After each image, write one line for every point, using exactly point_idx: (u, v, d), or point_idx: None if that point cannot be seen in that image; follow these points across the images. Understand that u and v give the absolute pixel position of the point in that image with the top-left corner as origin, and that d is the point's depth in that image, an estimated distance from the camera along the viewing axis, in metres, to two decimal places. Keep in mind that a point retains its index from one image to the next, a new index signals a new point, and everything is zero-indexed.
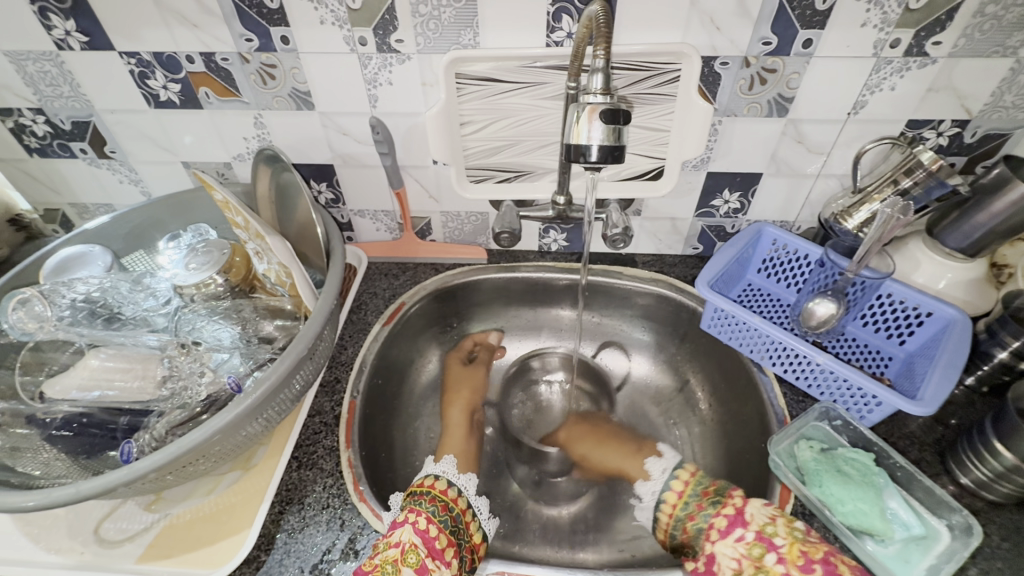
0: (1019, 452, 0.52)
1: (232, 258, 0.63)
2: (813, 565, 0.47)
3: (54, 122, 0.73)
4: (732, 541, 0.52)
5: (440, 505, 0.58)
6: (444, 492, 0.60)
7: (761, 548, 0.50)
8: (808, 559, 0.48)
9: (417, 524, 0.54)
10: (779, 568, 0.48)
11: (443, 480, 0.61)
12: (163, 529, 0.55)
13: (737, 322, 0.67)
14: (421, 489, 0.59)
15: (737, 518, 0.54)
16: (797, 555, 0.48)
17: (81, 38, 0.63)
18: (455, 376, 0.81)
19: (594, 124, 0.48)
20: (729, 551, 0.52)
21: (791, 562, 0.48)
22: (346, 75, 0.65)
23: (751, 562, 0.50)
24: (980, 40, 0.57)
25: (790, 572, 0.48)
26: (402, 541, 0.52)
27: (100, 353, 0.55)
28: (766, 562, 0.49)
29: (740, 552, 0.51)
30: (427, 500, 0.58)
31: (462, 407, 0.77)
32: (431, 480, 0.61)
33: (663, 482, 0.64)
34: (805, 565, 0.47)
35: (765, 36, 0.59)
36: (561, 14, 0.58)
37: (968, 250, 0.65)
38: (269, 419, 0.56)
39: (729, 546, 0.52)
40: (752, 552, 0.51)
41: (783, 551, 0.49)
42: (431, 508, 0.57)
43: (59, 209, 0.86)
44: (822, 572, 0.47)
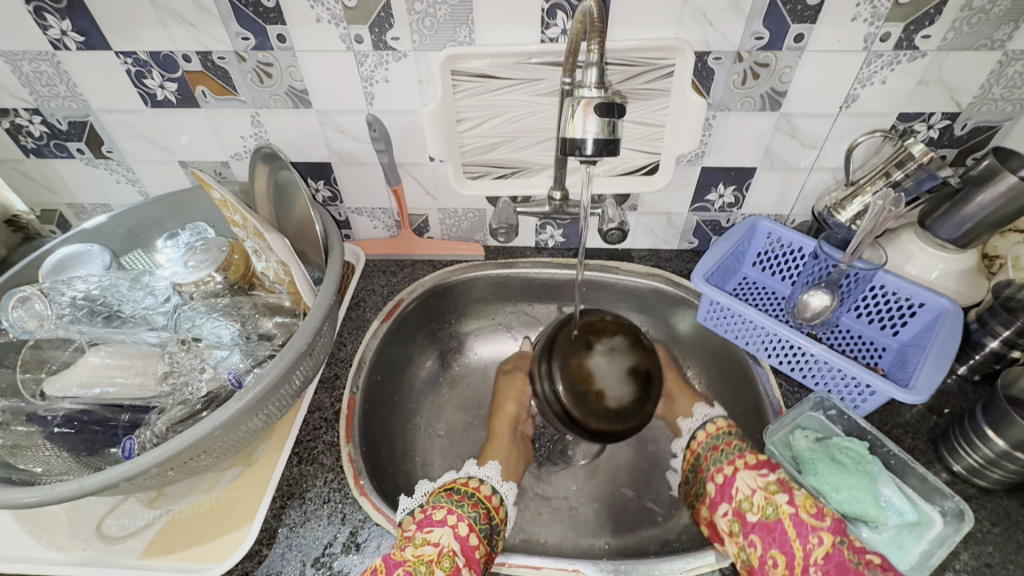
0: (1009, 438, 0.53)
1: (231, 256, 0.64)
2: (824, 517, 0.51)
3: (51, 122, 0.73)
4: (756, 474, 0.57)
5: (481, 512, 0.59)
6: (487, 498, 0.62)
7: (779, 488, 0.55)
8: (821, 510, 0.52)
9: (456, 529, 0.55)
10: (789, 507, 0.53)
11: (487, 486, 0.63)
12: (166, 525, 0.55)
13: (732, 314, 0.67)
14: (465, 492, 0.61)
15: (766, 462, 0.58)
16: (811, 505, 0.52)
17: (78, 37, 0.63)
18: (503, 385, 0.80)
19: (589, 118, 0.49)
20: (749, 480, 0.57)
21: (804, 507, 0.52)
22: (342, 73, 0.65)
23: (765, 494, 0.55)
24: (969, 33, 0.58)
25: (800, 513, 0.52)
26: (441, 543, 0.52)
27: (101, 352, 0.55)
28: (778, 498, 0.54)
29: (758, 484, 0.56)
30: (469, 504, 0.59)
31: (509, 418, 0.76)
32: (475, 483, 0.63)
33: (698, 423, 0.69)
34: (816, 513, 0.52)
35: (757, 31, 0.59)
36: (555, 11, 0.59)
37: (959, 241, 0.66)
38: (269, 415, 0.57)
39: (751, 475, 0.57)
40: (769, 487, 0.55)
41: (797, 497, 0.53)
42: (472, 514, 0.57)
43: (56, 210, 0.86)
44: (831, 523, 0.50)
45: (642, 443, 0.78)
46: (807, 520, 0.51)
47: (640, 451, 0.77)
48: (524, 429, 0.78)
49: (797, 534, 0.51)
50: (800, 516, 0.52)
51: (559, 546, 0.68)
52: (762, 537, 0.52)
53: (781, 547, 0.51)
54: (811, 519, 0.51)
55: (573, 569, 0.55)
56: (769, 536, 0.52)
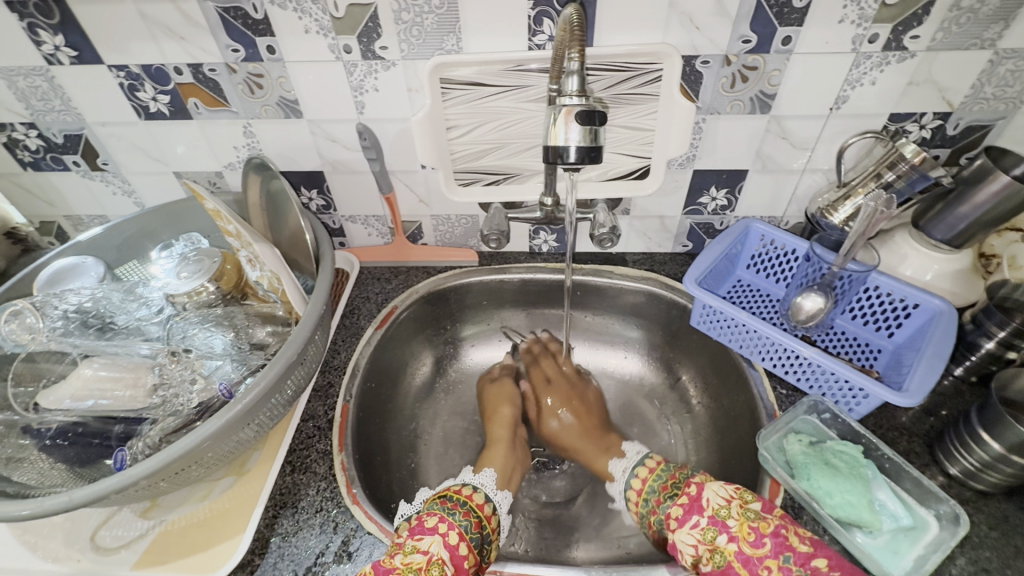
0: (1004, 441, 0.52)
1: (223, 266, 0.64)
2: (763, 540, 0.49)
3: (47, 136, 0.74)
4: (688, 529, 0.54)
5: (474, 521, 0.57)
6: (480, 507, 0.60)
7: (715, 531, 0.51)
8: (759, 534, 0.49)
9: (447, 538, 0.53)
10: (732, 546, 0.50)
11: (480, 493, 0.62)
12: (159, 536, 0.55)
13: (724, 318, 0.67)
14: (458, 500, 0.59)
15: (693, 505, 0.55)
16: (749, 532, 0.50)
17: (71, 52, 0.64)
18: (494, 394, 0.80)
19: (570, 126, 0.49)
20: (687, 539, 0.53)
21: (743, 539, 0.50)
22: (332, 83, 0.66)
23: (707, 545, 0.52)
24: (958, 33, 0.58)
25: (743, 549, 0.49)
26: (430, 551, 0.51)
27: (94, 363, 0.56)
28: (720, 543, 0.51)
29: (697, 539, 0.53)
30: (461, 513, 0.57)
31: (505, 420, 0.76)
32: (468, 492, 0.61)
33: (625, 476, 0.67)
34: (756, 541, 0.49)
35: (744, 35, 0.59)
36: (542, 18, 0.59)
37: (953, 241, 0.65)
38: (260, 425, 0.57)
39: (686, 533, 0.54)
40: (707, 536, 0.52)
41: (734, 531, 0.50)
42: (463, 523, 0.56)
43: (55, 222, 0.87)
44: (772, 546, 0.48)
45: None
46: (751, 554, 0.49)
47: None
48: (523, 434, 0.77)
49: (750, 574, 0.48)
50: (745, 552, 0.49)
51: (554, 553, 0.68)
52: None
53: None
54: (754, 552, 0.49)
55: None
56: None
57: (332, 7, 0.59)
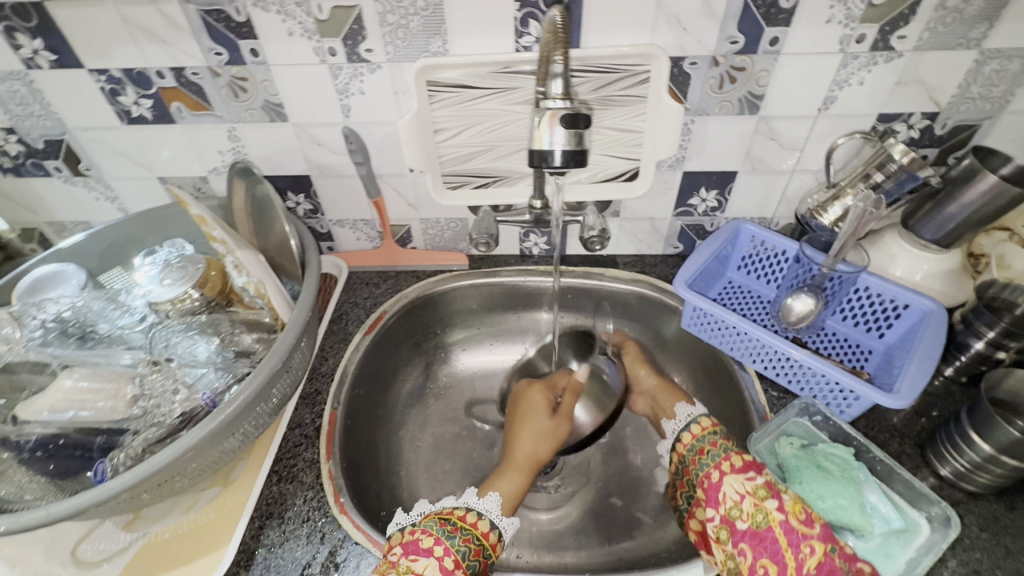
0: (994, 442, 0.52)
1: (207, 273, 0.63)
2: (814, 524, 0.50)
3: (27, 141, 0.73)
4: (743, 478, 0.54)
5: (473, 548, 0.55)
6: (485, 536, 0.57)
7: (768, 492, 0.52)
8: (810, 517, 0.50)
9: (441, 563, 0.51)
10: (780, 514, 0.51)
11: (485, 521, 0.58)
12: (141, 549, 0.54)
13: (715, 320, 0.67)
14: (460, 524, 0.56)
15: (753, 463, 0.56)
16: (800, 510, 0.51)
17: (50, 56, 0.63)
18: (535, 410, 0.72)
19: (556, 129, 0.49)
20: (736, 486, 0.54)
21: (793, 513, 0.51)
22: (317, 86, 0.65)
23: (754, 500, 0.52)
24: (944, 33, 0.58)
25: (790, 520, 0.50)
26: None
27: (73, 374, 0.55)
28: (769, 505, 0.52)
29: (748, 490, 0.53)
30: (461, 538, 0.54)
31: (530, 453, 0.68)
32: (473, 518, 0.58)
33: (682, 423, 0.65)
34: (806, 520, 0.50)
35: (732, 36, 0.59)
36: (528, 20, 0.58)
37: (942, 241, 0.65)
38: (246, 434, 0.56)
39: (738, 481, 0.54)
40: (759, 492, 0.53)
41: (787, 503, 0.51)
42: (462, 550, 0.53)
43: (37, 228, 0.86)
44: (820, 530, 0.50)
45: (632, 450, 0.78)
46: (797, 527, 0.50)
47: (628, 460, 0.77)
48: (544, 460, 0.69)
49: (788, 543, 0.50)
50: (791, 524, 0.50)
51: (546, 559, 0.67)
52: (752, 546, 0.51)
53: (773, 556, 0.50)
54: (803, 528, 0.50)
55: None
56: (760, 545, 0.51)
57: (316, 9, 0.58)
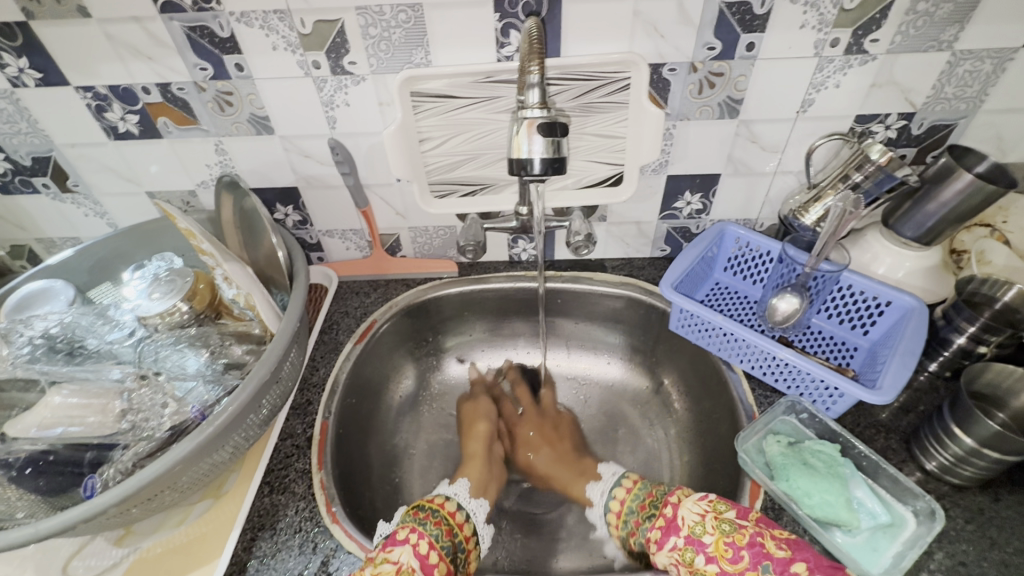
0: (976, 435, 0.53)
1: (195, 286, 0.64)
2: (741, 552, 0.48)
3: (15, 159, 0.73)
4: (665, 550, 0.53)
5: (445, 529, 0.57)
6: (453, 515, 0.60)
7: (692, 552, 0.50)
8: (736, 548, 0.48)
9: (417, 547, 0.53)
10: (711, 568, 0.49)
11: (453, 501, 0.61)
12: (133, 564, 0.54)
13: (701, 321, 0.68)
14: (430, 509, 0.59)
15: (667, 525, 0.54)
16: (725, 549, 0.49)
17: (36, 74, 0.63)
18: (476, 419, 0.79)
19: (533, 137, 0.50)
20: (665, 560, 0.52)
21: (722, 558, 0.48)
22: (302, 99, 0.65)
23: (687, 568, 0.50)
24: (916, 36, 0.59)
25: (724, 567, 0.48)
26: (400, 562, 0.50)
27: (62, 391, 0.55)
28: (699, 564, 0.50)
29: (676, 560, 0.52)
30: (432, 522, 0.57)
31: (481, 433, 0.76)
32: (441, 500, 0.61)
33: (609, 487, 0.67)
34: (734, 556, 0.48)
35: (709, 42, 0.60)
36: (509, 30, 0.59)
37: (923, 238, 0.66)
38: (236, 446, 0.56)
39: (664, 556, 0.53)
40: (685, 558, 0.51)
41: (711, 549, 0.49)
42: (435, 532, 0.56)
43: (26, 245, 0.86)
44: (750, 558, 0.47)
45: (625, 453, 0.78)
46: (733, 571, 0.47)
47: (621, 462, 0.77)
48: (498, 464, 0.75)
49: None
50: (727, 570, 0.48)
51: (540, 563, 0.67)
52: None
53: None
54: (735, 566, 0.47)
55: None
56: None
57: (299, 23, 0.59)
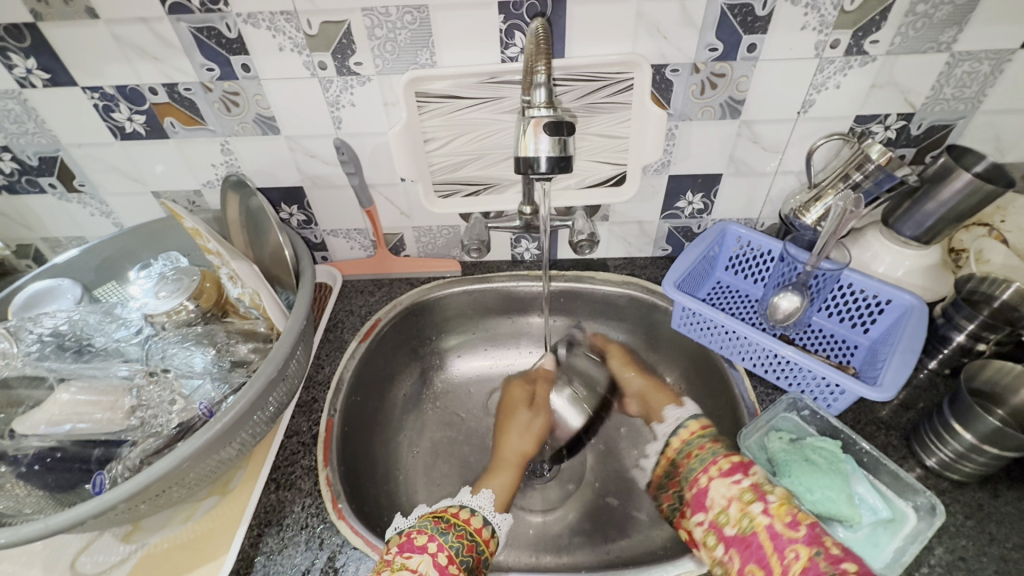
0: (976, 431, 0.54)
1: (202, 284, 0.64)
2: (799, 526, 0.49)
3: (22, 159, 0.74)
4: (729, 482, 0.56)
5: (466, 544, 0.57)
6: (478, 531, 0.59)
7: (753, 496, 0.53)
8: (796, 520, 0.50)
9: (436, 558, 0.53)
10: (764, 518, 0.51)
11: (479, 518, 0.61)
12: (141, 559, 0.55)
13: (703, 319, 0.68)
14: (454, 522, 0.58)
15: (740, 466, 0.57)
16: (786, 514, 0.50)
17: (43, 74, 0.64)
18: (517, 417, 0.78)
19: (540, 137, 0.50)
20: (722, 490, 0.55)
21: (779, 516, 0.50)
22: (308, 99, 0.66)
23: (739, 505, 0.53)
24: (915, 37, 0.60)
25: (776, 525, 0.50)
26: (418, 570, 0.51)
27: (71, 387, 0.55)
28: (753, 508, 0.52)
29: (733, 494, 0.54)
30: (454, 535, 0.56)
31: (519, 452, 0.74)
32: (467, 514, 0.61)
33: (673, 427, 0.68)
34: (791, 523, 0.49)
35: (711, 43, 0.61)
36: (513, 31, 0.60)
37: (922, 237, 0.67)
38: (243, 443, 0.57)
39: (725, 485, 0.56)
40: (743, 496, 0.53)
41: (772, 506, 0.51)
42: (456, 546, 0.55)
43: (32, 244, 0.86)
44: (806, 534, 0.48)
45: (627, 451, 0.79)
46: (782, 532, 0.49)
47: (623, 460, 0.78)
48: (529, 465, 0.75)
49: (773, 548, 0.49)
50: (776, 529, 0.50)
51: (544, 559, 0.68)
52: (740, 551, 0.51)
53: (759, 562, 0.50)
54: (787, 531, 0.49)
55: None
56: (746, 550, 0.51)
57: (305, 25, 0.59)
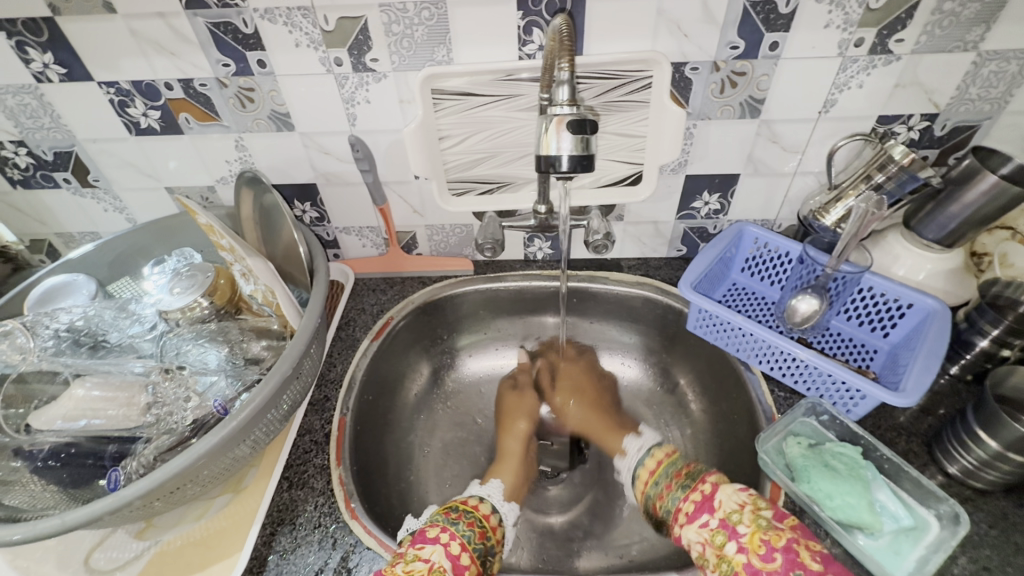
0: (1001, 439, 0.53)
1: (216, 281, 0.64)
2: (774, 554, 0.48)
3: (37, 153, 0.74)
4: (697, 526, 0.54)
5: (477, 531, 0.57)
6: (486, 518, 0.60)
7: (724, 537, 0.51)
8: (769, 549, 0.48)
9: (449, 547, 0.53)
10: (740, 557, 0.49)
11: (486, 504, 0.62)
12: (154, 556, 0.55)
13: (720, 321, 0.67)
14: (463, 510, 0.59)
15: (704, 504, 0.55)
16: (758, 544, 0.49)
17: (60, 69, 0.64)
18: (515, 403, 0.81)
19: (562, 135, 0.50)
20: (694, 536, 0.54)
21: (752, 551, 0.49)
22: (324, 95, 0.66)
23: (714, 548, 0.52)
24: (941, 36, 0.59)
25: (752, 561, 0.49)
26: (432, 559, 0.51)
27: (86, 383, 0.55)
28: (727, 550, 0.51)
29: (705, 538, 0.53)
30: (465, 523, 0.57)
31: (518, 433, 0.77)
32: (475, 502, 0.62)
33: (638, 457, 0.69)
34: (766, 555, 0.48)
35: (733, 41, 0.60)
36: (531, 28, 0.59)
37: (945, 240, 0.66)
38: (256, 441, 0.56)
39: (695, 531, 0.54)
40: (715, 539, 0.52)
41: (744, 541, 0.50)
42: (467, 533, 0.56)
43: (46, 239, 0.87)
44: (783, 562, 0.47)
45: None
46: (760, 568, 0.48)
47: None
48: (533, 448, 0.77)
49: None
50: (754, 565, 0.49)
51: (555, 561, 0.67)
52: None
53: None
54: (764, 565, 0.48)
55: None
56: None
57: (322, 20, 0.59)
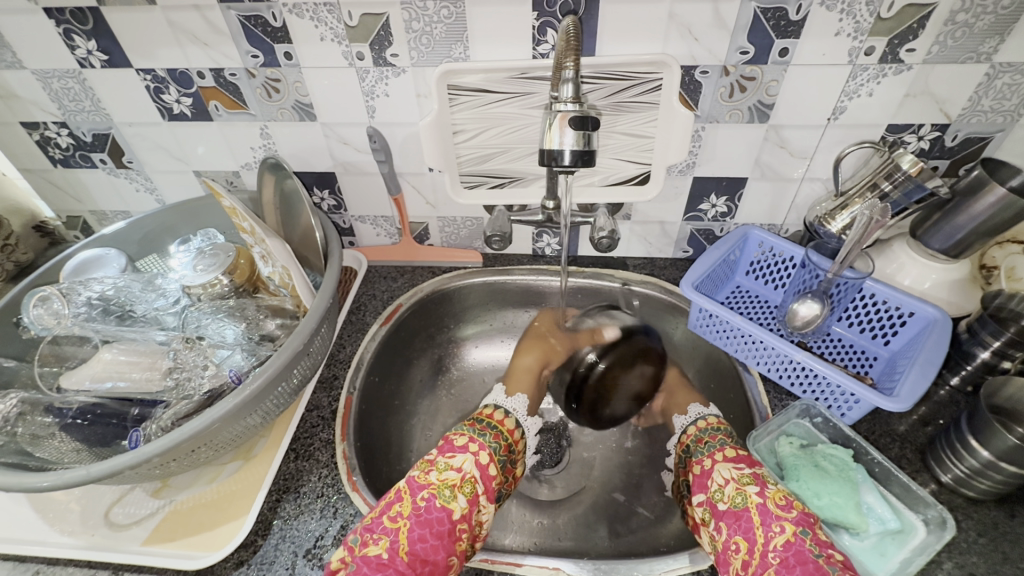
0: (993, 448, 0.53)
1: (237, 260, 0.67)
2: (792, 509, 0.51)
3: (77, 135, 0.78)
4: (732, 466, 0.57)
5: (502, 444, 0.64)
6: (510, 430, 0.68)
7: (752, 479, 0.55)
8: (790, 503, 0.51)
9: (478, 457, 0.61)
10: (757, 497, 0.53)
11: (512, 420, 0.69)
12: (169, 513, 0.58)
13: (720, 322, 0.68)
14: (488, 423, 0.67)
15: (746, 458, 0.58)
16: (781, 497, 0.52)
17: (102, 56, 0.68)
18: (535, 334, 0.85)
19: (565, 130, 0.52)
20: (724, 472, 0.57)
21: (772, 498, 0.52)
22: (346, 88, 0.69)
23: (736, 485, 0.55)
24: (954, 47, 0.59)
25: (767, 503, 0.52)
26: (463, 469, 0.58)
27: (113, 348, 0.60)
28: (749, 489, 0.54)
29: (733, 476, 0.56)
30: (492, 436, 0.64)
31: (539, 355, 0.82)
32: (500, 416, 0.69)
33: (691, 418, 0.69)
34: (784, 505, 0.51)
35: (742, 46, 0.61)
36: (546, 28, 0.61)
37: (950, 251, 0.66)
38: (267, 412, 0.60)
39: (727, 468, 0.57)
40: (741, 479, 0.55)
41: (769, 490, 0.53)
42: (493, 445, 0.63)
43: (81, 217, 0.92)
44: (796, 515, 0.50)
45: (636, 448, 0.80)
46: (772, 509, 0.51)
47: (631, 457, 0.79)
48: (546, 374, 0.82)
49: (760, 522, 0.51)
50: (767, 506, 0.52)
51: (546, 547, 0.69)
52: (729, 524, 0.53)
53: (745, 534, 0.51)
54: (777, 510, 0.51)
55: (554, 567, 0.56)
56: (735, 524, 0.52)
57: (346, 16, 0.62)
